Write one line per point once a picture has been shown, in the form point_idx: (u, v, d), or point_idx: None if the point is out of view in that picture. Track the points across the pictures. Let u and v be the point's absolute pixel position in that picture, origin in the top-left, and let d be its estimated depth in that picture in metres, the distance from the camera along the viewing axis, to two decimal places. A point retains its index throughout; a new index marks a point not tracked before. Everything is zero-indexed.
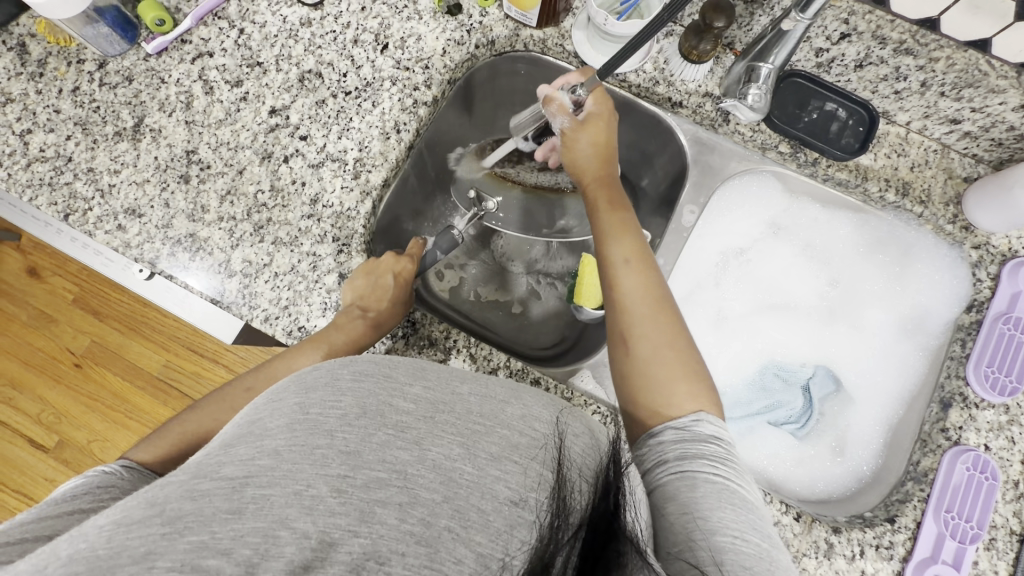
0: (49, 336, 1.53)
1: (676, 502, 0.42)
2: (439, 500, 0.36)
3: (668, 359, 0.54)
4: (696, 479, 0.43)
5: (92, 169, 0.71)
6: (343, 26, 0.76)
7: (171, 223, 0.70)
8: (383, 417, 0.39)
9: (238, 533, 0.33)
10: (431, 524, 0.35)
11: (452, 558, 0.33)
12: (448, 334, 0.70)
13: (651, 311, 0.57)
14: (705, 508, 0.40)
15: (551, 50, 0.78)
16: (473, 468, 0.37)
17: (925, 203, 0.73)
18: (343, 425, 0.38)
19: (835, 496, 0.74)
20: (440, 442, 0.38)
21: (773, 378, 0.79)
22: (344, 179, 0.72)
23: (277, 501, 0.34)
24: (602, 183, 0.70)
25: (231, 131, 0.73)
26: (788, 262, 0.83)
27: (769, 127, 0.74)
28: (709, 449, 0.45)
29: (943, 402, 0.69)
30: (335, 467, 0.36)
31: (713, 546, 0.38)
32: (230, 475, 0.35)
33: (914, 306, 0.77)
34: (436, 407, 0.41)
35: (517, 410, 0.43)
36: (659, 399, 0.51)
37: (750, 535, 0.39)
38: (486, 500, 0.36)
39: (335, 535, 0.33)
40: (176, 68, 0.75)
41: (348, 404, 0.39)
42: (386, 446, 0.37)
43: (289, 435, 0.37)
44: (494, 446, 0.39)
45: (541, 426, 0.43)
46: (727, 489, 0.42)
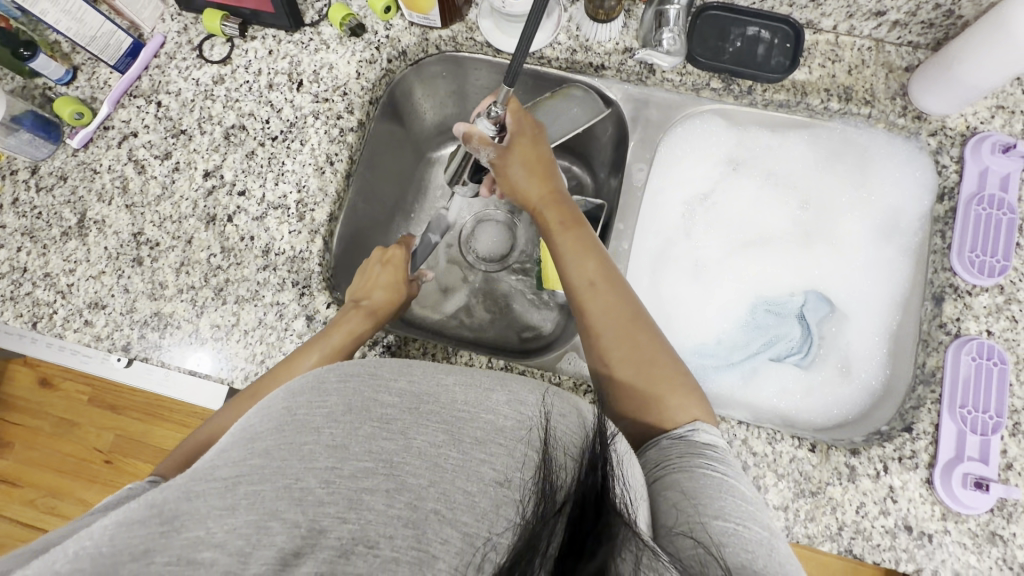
0: (74, 440, 1.56)
1: (678, 491, 0.41)
2: (426, 485, 0.35)
3: (648, 372, 0.55)
4: (696, 473, 0.43)
5: (48, 274, 0.72)
6: (255, 74, 0.76)
7: (134, 307, 0.70)
8: (367, 412, 0.39)
9: (231, 526, 0.33)
10: (418, 508, 0.34)
11: (439, 538, 0.33)
12: (426, 350, 0.69)
13: (624, 329, 0.58)
14: (703, 494, 0.40)
15: (463, 45, 0.77)
16: (459, 453, 0.37)
17: (871, 103, 0.70)
18: (330, 421, 0.38)
19: (852, 417, 0.72)
20: (426, 431, 0.38)
21: (765, 314, 0.78)
22: (290, 223, 0.71)
23: (269, 493, 0.34)
24: (551, 202, 0.68)
25: (170, 204, 0.73)
26: (754, 196, 0.81)
27: (695, 66, 0.73)
28: (705, 451, 0.46)
29: (935, 297, 0.67)
30: (324, 459, 0.36)
31: (710, 528, 0.37)
32: (224, 475, 0.35)
33: (887, 207, 0.75)
34: (422, 398, 0.41)
35: (503, 397, 0.42)
36: (651, 414, 0.52)
37: (754, 526, 0.39)
38: (472, 482, 0.36)
39: (325, 522, 0.33)
40: (105, 155, 0.75)
41: (334, 401, 0.39)
42: (373, 437, 0.37)
43: (279, 435, 0.38)
44: (479, 432, 0.38)
45: (527, 409, 0.41)
46: (728, 484, 0.42)
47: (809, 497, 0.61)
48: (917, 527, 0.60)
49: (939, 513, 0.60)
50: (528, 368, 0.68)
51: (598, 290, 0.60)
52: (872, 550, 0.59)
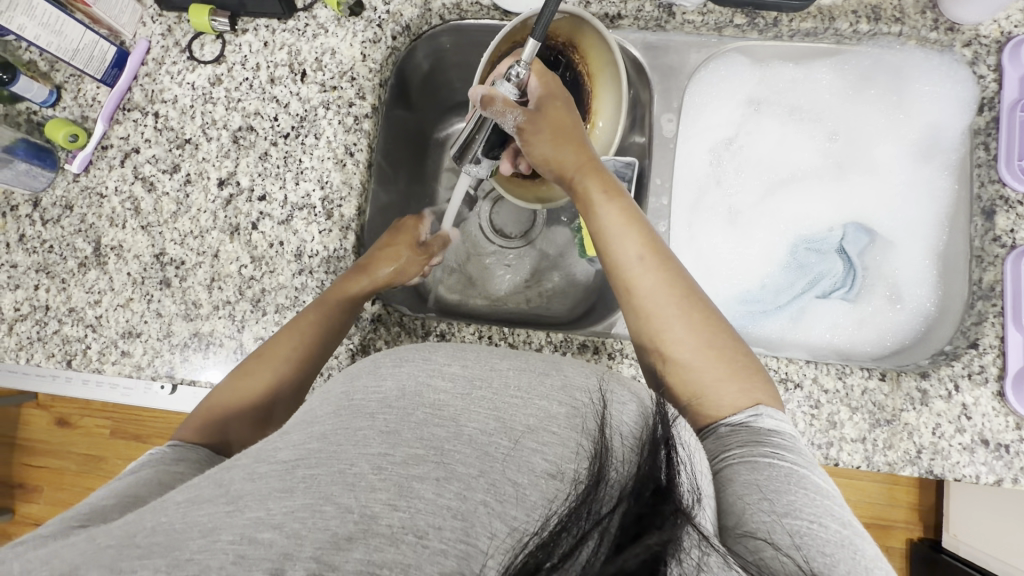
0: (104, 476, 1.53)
1: (743, 482, 0.41)
2: (475, 474, 0.34)
3: (708, 353, 0.53)
4: (760, 464, 0.43)
5: (73, 309, 0.68)
6: (253, 69, 0.71)
7: (171, 330, 0.67)
8: (420, 397, 0.38)
9: (290, 508, 0.32)
10: (467, 497, 0.33)
11: (487, 532, 0.32)
12: (481, 334, 0.67)
13: (680, 309, 0.55)
14: (773, 489, 0.40)
15: (469, 12, 0.73)
16: (509, 441, 0.36)
17: (902, 20, 0.68)
18: (383, 407, 0.38)
19: (909, 342, 0.72)
20: (476, 417, 0.37)
21: (806, 252, 0.78)
22: (319, 222, 0.68)
23: (324, 478, 0.34)
24: (587, 170, 0.64)
25: (189, 219, 0.69)
26: (783, 133, 0.79)
27: (718, 4, 0.69)
28: (768, 440, 0.46)
29: (986, 212, 0.66)
30: (377, 445, 0.35)
31: (782, 527, 0.37)
32: (284, 458, 0.36)
33: (922, 127, 0.73)
34: (475, 383, 0.40)
35: (559, 381, 0.41)
36: (711, 396, 0.51)
37: (826, 520, 0.38)
38: (522, 473, 0.34)
39: (377, 508, 0.32)
40: (109, 177, 0.71)
41: (388, 386, 0.39)
42: (424, 423, 0.37)
43: (335, 419, 0.38)
44: (532, 418, 0.37)
45: (580, 395, 0.40)
46: (796, 476, 0.42)
47: (885, 426, 0.61)
48: (993, 440, 0.60)
49: (1014, 424, 0.60)
50: (589, 338, 0.66)
51: (648, 264, 0.57)
52: (952, 467, 0.60)
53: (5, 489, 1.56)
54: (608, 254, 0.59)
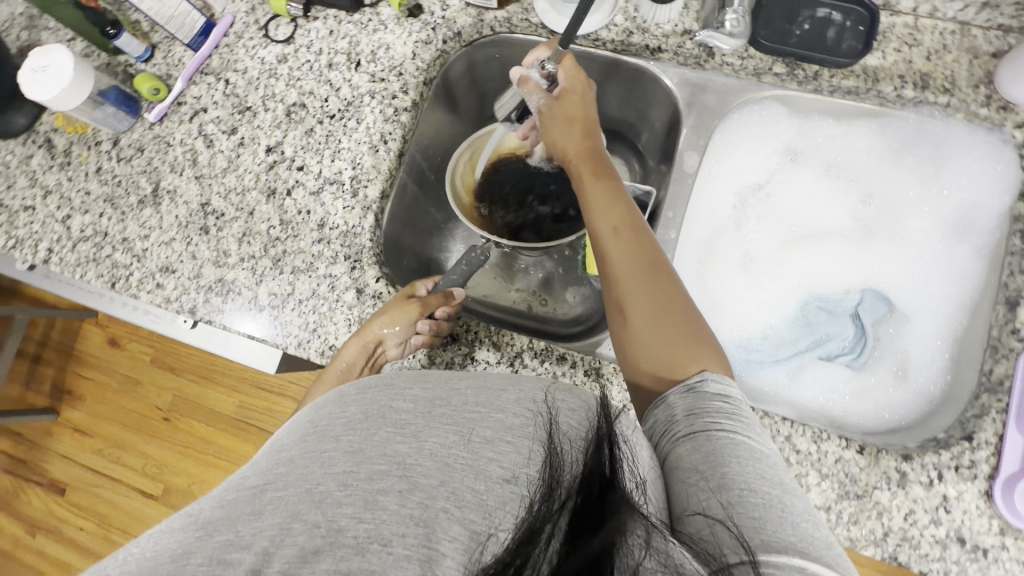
0: (139, 399, 1.71)
1: (685, 462, 0.41)
2: (436, 485, 0.35)
3: (660, 323, 0.55)
4: (699, 436, 0.43)
5: (126, 239, 0.77)
6: (316, 53, 0.79)
7: (200, 272, 0.75)
8: (382, 417, 0.40)
9: (258, 529, 0.34)
10: (428, 506, 0.34)
11: (447, 536, 0.33)
12: (468, 327, 0.70)
13: (641, 279, 0.58)
14: (711, 464, 0.40)
15: (518, 27, 0.77)
16: (467, 453, 0.37)
17: (951, 91, 0.66)
18: (348, 430, 0.40)
19: (907, 422, 0.68)
20: (437, 433, 0.38)
21: (818, 311, 0.76)
22: (345, 199, 0.74)
23: (292, 499, 0.35)
24: (586, 155, 0.68)
25: (236, 176, 0.77)
26: (814, 188, 0.78)
27: (758, 50, 0.69)
28: (711, 406, 0.45)
29: (1009, 302, 0.62)
30: (342, 464, 0.37)
31: (722, 501, 0.38)
32: (252, 483, 0.38)
33: (959, 204, 0.70)
34: (434, 402, 0.41)
35: (514, 396, 0.41)
36: (663, 365, 0.52)
37: (760, 488, 0.38)
38: (479, 480, 0.35)
39: (343, 522, 0.34)
40: (178, 129, 0.79)
41: (353, 411, 0.41)
42: (387, 441, 0.38)
43: (302, 444, 0.40)
44: (489, 431, 0.38)
45: (536, 405, 0.40)
46: (731, 444, 0.41)
47: (853, 500, 0.59)
48: (971, 539, 0.57)
49: (997, 528, 0.57)
50: (568, 351, 0.68)
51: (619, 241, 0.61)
52: (920, 559, 0.57)
53: (54, 392, 1.76)
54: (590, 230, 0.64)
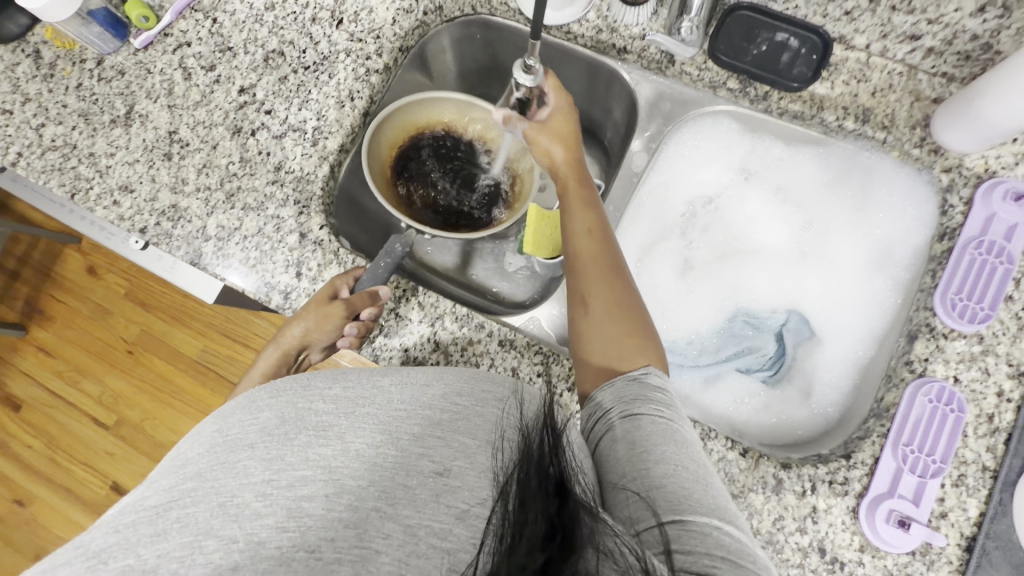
0: (106, 328, 1.74)
1: (625, 443, 0.46)
2: (365, 486, 0.39)
3: (613, 317, 0.59)
4: (643, 420, 0.47)
5: (92, 154, 0.80)
6: (302, 6, 0.82)
7: (157, 196, 0.78)
8: (302, 420, 0.43)
9: (163, 550, 0.36)
10: (358, 509, 0.38)
11: (381, 533, 0.36)
12: (399, 283, 0.72)
13: (602, 277, 0.62)
14: (648, 444, 0.45)
15: (499, 10, 0.81)
16: (397, 451, 0.41)
17: (889, 129, 0.68)
18: (263, 436, 0.42)
19: (803, 439, 0.71)
20: (364, 434, 0.42)
21: (743, 325, 0.78)
22: (304, 146, 0.77)
23: (204, 512, 0.38)
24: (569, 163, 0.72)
25: (206, 111, 0.80)
26: (759, 208, 0.81)
27: (716, 63, 0.72)
28: (653, 395, 0.50)
29: (910, 334, 0.64)
30: (262, 472, 0.40)
31: (654, 475, 0.43)
32: (150, 505, 0.39)
33: (886, 239, 0.73)
34: (358, 401, 0.45)
35: (441, 392, 0.47)
36: (609, 357, 0.56)
37: (688, 465, 0.44)
38: (410, 475, 0.40)
39: (265, 533, 0.37)
40: (160, 59, 0.82)
41: (268, 417, 0.44)
42: (309, 444, 0.41)
43: (211, 456, 0.42)
44: (418, 428, 0.43)
45: (461, 400, 0.46)
46: (669, 429, 0.46)
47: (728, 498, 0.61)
48: (831, 551, 0.59)
49: (858, 544, 0.59)
50: (488, 321, 0.70)
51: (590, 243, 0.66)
52: (780, 563, 0.60)
53: (25, 309, 1.79)
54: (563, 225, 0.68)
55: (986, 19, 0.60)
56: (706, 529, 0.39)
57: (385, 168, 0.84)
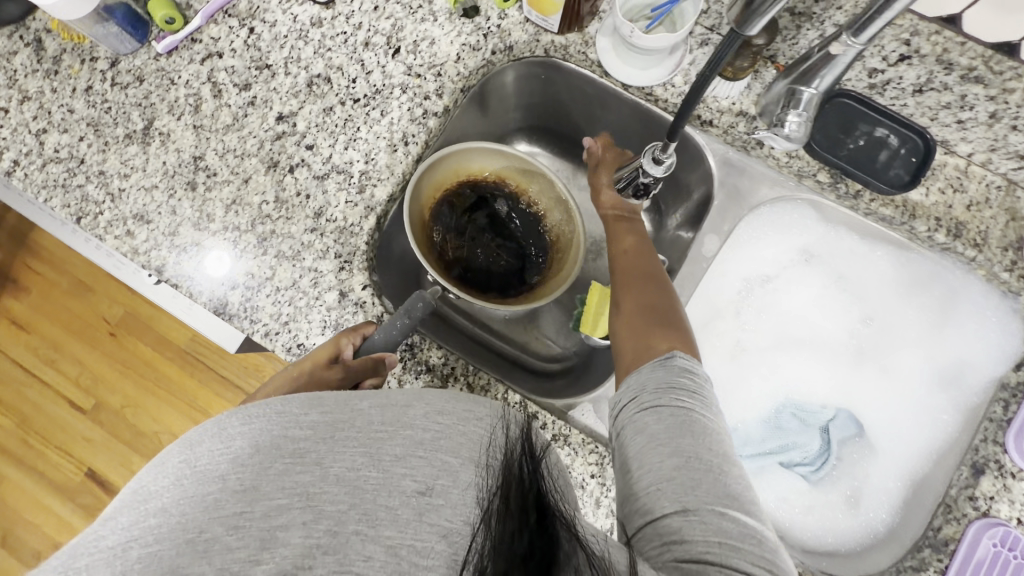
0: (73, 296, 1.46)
1: (644, 434, 0.43)
2: (346, 509, 0.34)
3: (648, 313, 0.57)
4: (661, 411, 0.44)
5: (103, 172, 0.71)
6: (354, 27, 0.72)
7: (177, 231, 0.69)
8: (277, 450, 0.37)
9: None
10: (337, 533, 0.33)
11: (361, 556, 0.32)
12: (447, 361, 0.67)
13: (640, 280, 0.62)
14: (664, 436, 0.42)
15: (573, 57, 0.72)
16: (378, 472, 0.36)
17: (980, 247, 0.65)
18: (235, 468, 0.36)
19: (845, 550, 0.69)
20: (342, 458, 0.37)
21: (791, 417, 0.74)
22: (349, 192, 0.69)
23: (168, 553, 0.32)
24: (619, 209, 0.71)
25: (238, 137, 0.71)
26: (819, 295, 0.76)
27: (809, 154, 0.67)
28: (681, 381, 0.46)
29: (975, 467, 0.63)
30: (231, 507, 0.34)
31: (666, 471, 0.40)
32: (111, 544, 0.34)
33: (953, 356, 0.71)
34: (337, 425, 0.39)
35: (421, 411, 0.40)
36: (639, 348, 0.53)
37: (705, 455, 0.41)
38: (392, 497, 0.35)
39: (236, 567, 0.32)
40: (186, 69, 0.73)
41: (239, 446, 0.37)
42: (285, 473, 0.35)
43: (176, 492, 0.35)
44: (399, 449, 0.37)
45: (444, 419, 0.40)
46: (689, 419, 0.43)
47: None
48: None
49: None
50: (540, 411, 0.66)
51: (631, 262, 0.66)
52: None
53: None
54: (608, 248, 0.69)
55: None
56: (712, 522, 0.37)
57: (425, 213, 0.76)
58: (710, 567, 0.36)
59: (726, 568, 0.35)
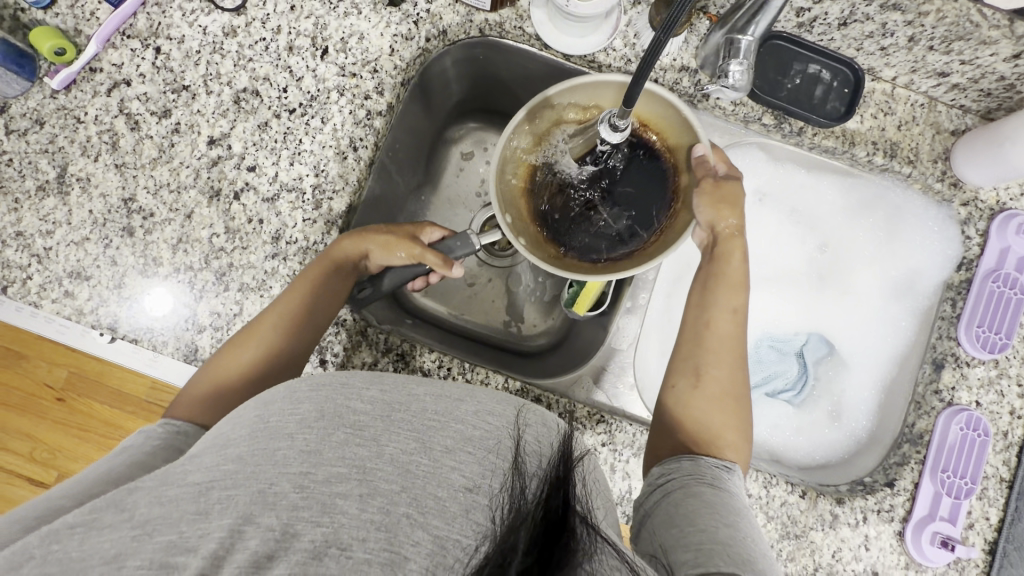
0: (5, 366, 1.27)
1: (701, 501, 0.45)
2: (397, 490, 0.34)
3: (729, 403, 0.54)
4: (720, 495, 0.46)
5: (21, 233, 0.64)
6: (273, 32, 0.67)
7: (123, 282, 0.64)
8: (341, 418, 0.38)
9: (204, 532, 0.32)
10: (390, 512, 0.33)
11: (410, 540, 0.32)
12: (441, 363, 0.66)
13: (732, 357, 0.56)
14: (725, 511, 0.44)
15: (510, 33, 0.70)
16: (429, 459, 0.36)
17: (914, 163, 0.70)
18: (304, 429, 0.37)
19: (834, 460, 0.75)
20: (398, 438, 0.37)
21: (769, 350, 0.78)
22: (305, 210, 0.66)
23: (242, 499, 0.33)
24: (728, 242, 0.60)
25: (169, 170, 0.65)
26: (777, 231, 0.80)
27: (752, 100, 0.70)
28: (735, 485, 0.48)
29: (936, 363, 0.70)
30: (298, 465, 0.35)
31: (723, 535, 0.42)
32: (196, 480, 0.35)
33: (903, 268, 0.77)
34: (393, 406, 0.39)
35: (472, 408, 0.41)
36: (700, 432, 0.53)
37: (755, 540, 0.43)
38: (441, 487, 0.35)
39: (299, 527, 0.32)
40: (91, 103, 0.66)
41: (307, 410, 0.38)
42: (345, 444, 0.36)
43: (251, 443, 0.36)
44: (449, 440, 0.38)
45: (494, 419, 0.40)
46: (743, 510, 0.45)
47: (793, 540, 0.65)
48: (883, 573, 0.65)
49: (903, 562, 0.65)
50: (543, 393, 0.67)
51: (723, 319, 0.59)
52: None
53: None
54: (705, 288, 0.60)
55: (1018, 64, 0.62)
56: None
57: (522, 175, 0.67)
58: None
59: None
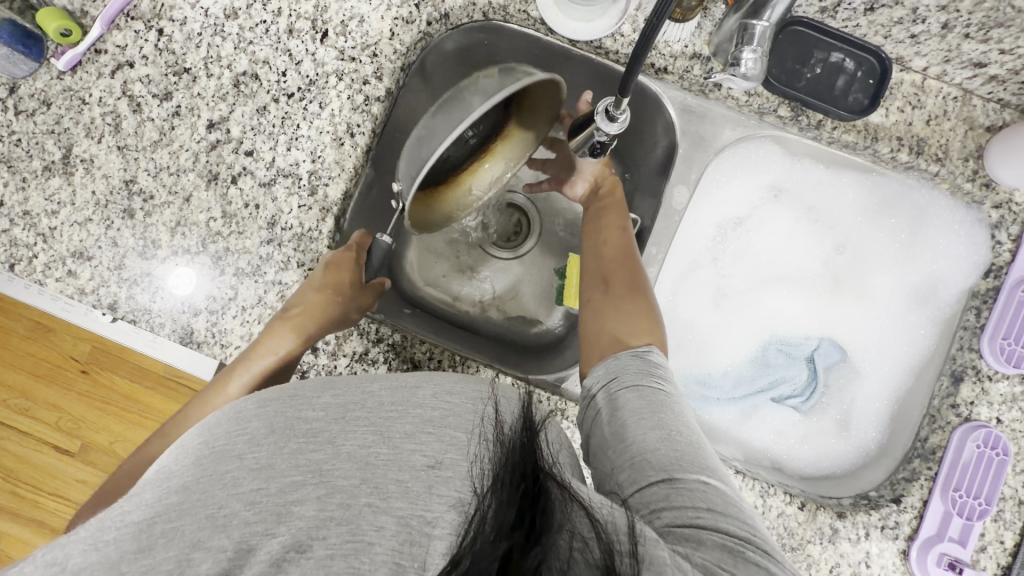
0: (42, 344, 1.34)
1: (628, 409, 0.43)
2: (358, 483, 0.34)
3: (638, 300, 0.56)
4: (640, 390, 0.45)
5: (28, 212, 0.65)
6: (273, 14, 0.66)
7: (123, 263, 0.65)
8: (292, 429, 0.37)
9: (149, 567, 0.31)
10: (350, 505, 0.33)
11: (373, 526, 0.32)
12: (432, 354, 0.66)
13: (630, 263, 0.61)
14: (647, 411, 0.43)
15: (514, 17, 0.68)
16: (389, 448, 0.35)
17: (942, 161, 0.65)
18: (252, 447, 0.36)
19: (840, 472, 0.72)
20: (354, 435, 0.36)
21: (777, 353, 0.75)
22: (300, 196, 0.65)
23: (189, 528, 0.32)
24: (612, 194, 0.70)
25: (169, 153, 0.66)
26: (791, 229, 0.76)
27: (767, 89, 0.66)
28: (652, 367, 0.48)
29: (955, 375, 0.66)
30: (248, 484, 0.34)
31: (648, 440, 0.41)
32: (135, 519, 0.33)
33: (925, 272, 0.72)
34: (347, 407, 0.38)
35: (430, 391, 0.39)
36: (621, 333, 0.53)
37: (683, 428, 0.42)
38: (403, 471, 0.34)
39: (254, 541, 0.32)
40: (96, 85, 0.66)
41: (256, 428, 0.37)
42: (298, 452, 0.35)
43: (196, 469, 0.35)
44: (409, 425, 0.37)
45: (452, 397, 0.39)
46: (669, 400, 0.44)
47: (788, 552, 0.62)
48: None
49: None
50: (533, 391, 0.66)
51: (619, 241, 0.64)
52: None
53: None
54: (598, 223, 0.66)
55: None
56: (696, 483, 0.38)
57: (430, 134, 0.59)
58: (701, 530, 0.35)
59: (717, 531, 0.35)
